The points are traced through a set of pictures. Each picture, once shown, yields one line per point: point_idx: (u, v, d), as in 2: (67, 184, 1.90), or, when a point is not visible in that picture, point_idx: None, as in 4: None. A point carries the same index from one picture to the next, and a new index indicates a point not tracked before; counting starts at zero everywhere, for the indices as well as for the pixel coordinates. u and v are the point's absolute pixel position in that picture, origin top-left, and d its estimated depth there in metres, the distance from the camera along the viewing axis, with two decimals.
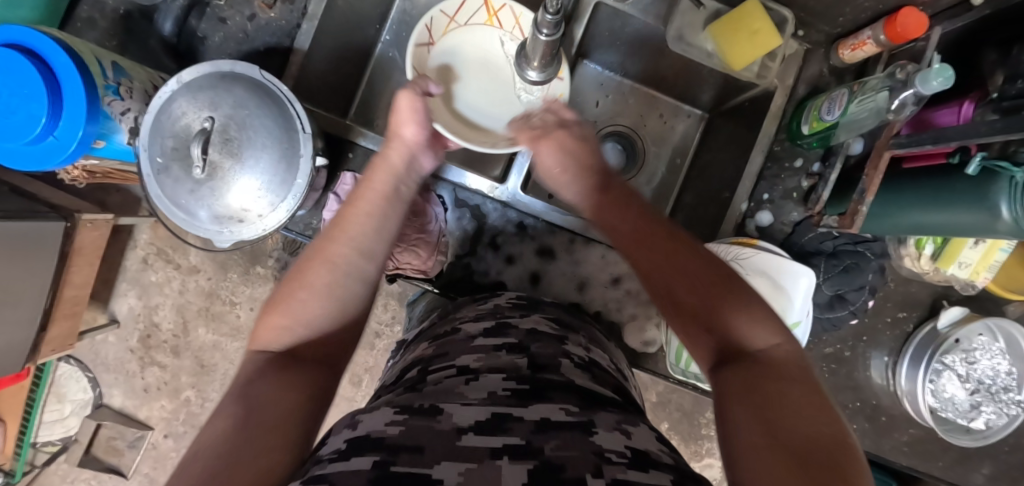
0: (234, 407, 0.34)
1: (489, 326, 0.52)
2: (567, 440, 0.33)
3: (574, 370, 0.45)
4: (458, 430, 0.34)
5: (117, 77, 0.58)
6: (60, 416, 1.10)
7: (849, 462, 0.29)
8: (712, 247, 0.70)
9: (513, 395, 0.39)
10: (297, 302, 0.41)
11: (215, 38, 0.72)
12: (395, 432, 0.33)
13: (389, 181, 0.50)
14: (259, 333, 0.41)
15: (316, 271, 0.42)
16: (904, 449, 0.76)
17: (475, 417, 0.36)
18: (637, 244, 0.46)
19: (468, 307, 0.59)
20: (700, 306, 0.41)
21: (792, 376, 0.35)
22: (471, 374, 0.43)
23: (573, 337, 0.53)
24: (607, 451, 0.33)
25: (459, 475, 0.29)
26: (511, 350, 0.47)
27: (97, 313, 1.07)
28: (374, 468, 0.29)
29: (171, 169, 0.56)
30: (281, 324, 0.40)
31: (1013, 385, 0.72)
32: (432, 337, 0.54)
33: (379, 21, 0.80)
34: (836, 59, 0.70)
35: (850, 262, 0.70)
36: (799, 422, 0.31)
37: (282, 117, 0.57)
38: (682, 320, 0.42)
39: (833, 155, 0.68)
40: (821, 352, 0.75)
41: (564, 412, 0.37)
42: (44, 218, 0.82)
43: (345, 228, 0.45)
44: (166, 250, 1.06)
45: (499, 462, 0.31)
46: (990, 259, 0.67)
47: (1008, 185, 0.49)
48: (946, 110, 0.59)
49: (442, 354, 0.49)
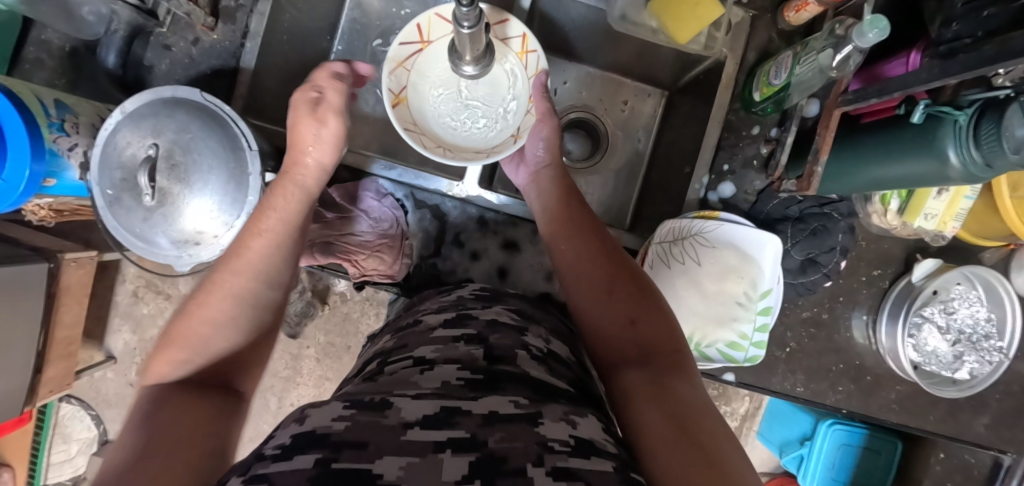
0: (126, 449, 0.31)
1: (449, 317, 0.51)
2: (515, 431, 0.31)
3: (530, 362, 0.42)
4: (405, 424, 0.30)
5: (60, 114, 0.59)
6: (68, 456, 1.11)
7: (723, 445, 0.34)
8: (676, 222, 0.69)
9: (466, 385, 0.37)
10: (204, 334, 0.41)
11: (162, 65, 0.72)
12: (340, 427, 0.30)
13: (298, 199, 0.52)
14: (153, 370, 0.38)
15: (217, 305, 0.42)
16: (893, 407, 0.76)
17: (423, 410, 0.32)
18: (590, 250, 0.53)
19: (432, 299, 0.58)
20: (631, 305, 0.47)
21: (691, 376, 0.41)
22: (427, 365, 0.41)
23: (534, 329, 0.51)
24: (551, 440, 0.31)
25: (399, 469, 0.26)
26: (470, 340, 0.45)
27: (93, 352, 1.08)
28: (316, 466, 0.26)
29: (122, 199, 0.56)
30: (178, 358, 0.39)
31: (993, 332, 0.72)
32: (396, 329, 0.54)
33: (330, 32, 0.80)
34: (783, 23, 0.70)
35: (817, 224, 0.70)
36: (691, 412, 0.36)
37: (226, 138, 0.58)
38: (608, 317, 0.47)
39: (789, 119, 0.67)
40: (799, 318, 0.74)
41: (513, 405, 0.34)
42: (27, 261, 0.82)
43: (241, 254, 0.46)
44: (154, 282, 1.07)
45: (442, 455, 0.28)
46: (955, 208, 0.66)
47: (953, 130, 0.49)
48: (896, 62, 0.58)
49: (401, 346, 0.47)
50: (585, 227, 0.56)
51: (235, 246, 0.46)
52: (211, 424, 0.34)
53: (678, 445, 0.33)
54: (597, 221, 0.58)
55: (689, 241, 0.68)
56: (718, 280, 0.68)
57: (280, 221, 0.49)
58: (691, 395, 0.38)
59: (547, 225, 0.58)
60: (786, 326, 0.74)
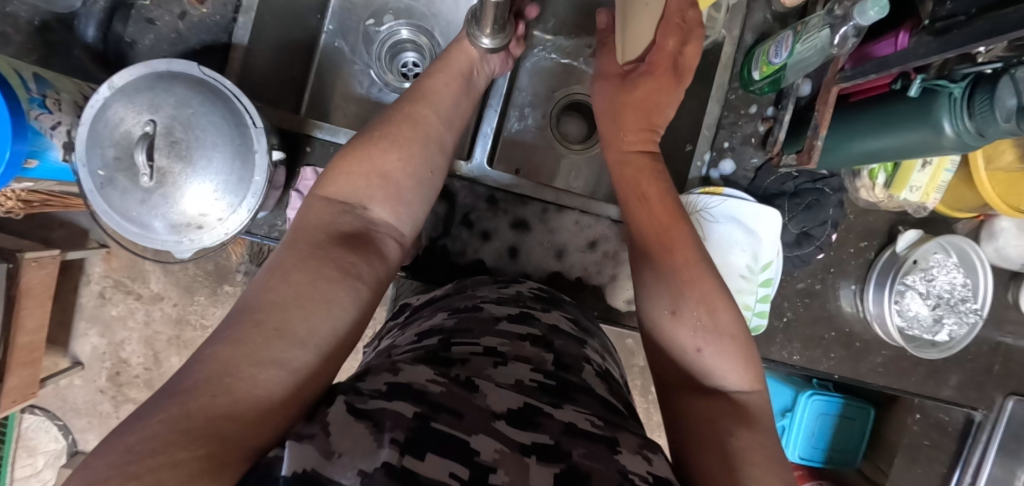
0: (307, 262, 0.37)
1: (513, 311, 0.49)
2: (595, 450, 0.30)
3: (596, 378, 0.42)
4: (491, 413, 0.31)
5: (41, 89, 0.55)
6: (35, 469, 1.05)
7: None
8: (684, 198, 0.71)
9: (540, 389, 0.36)
10: (377, 160, 0.47)
11: (145, 41, 0.68)
12: (437, 389, 0.31)
13: (465, 68, 0.59)
14: (336, 179, 0.45)
15: (404, 130, 0.50)
16: (879, 370, 0.81)
17: (508, 404, 0.33)
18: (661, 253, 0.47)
19: (488, 288, 0.55)
20: (698, 333, 0.42)
21: (755, 422, 0.38)
22: (500, 358, 0.39)
23: (591, 343, 0.50)
24: (631, 472, 0.30)
25: (495, 452, 0.28)
26: (535, 342, 0.43)
27: (58, 358, 1.01)
28: (416, 418, 0.28)
29: (116, 180, 0.53)
30: (357, 170, 0.45)
31: (969, 295, 0.77)
32: (452, 309, 0.50)
33: (320, 11, 0.80)
34: (777, 4, 0.72)
35: (811, 199, 0.73)
36: (749, 465, 0.35)
37: (229, 114, 0.55)
38: (672, 338, 0.44)
39: (785, 98, 0.71)
40: (794, 288, 0.78)
41: (590, 423, 0.33)
42: None
43: (429, 102, 0.54)
44: (124, 281, 1.01)
45: (528, 460, 0.28)
46: (937, 180, 0.71)
47: (948, 102, 0.52)
48: (884, 42, 0.61)
49: (464, 328, 0.44)
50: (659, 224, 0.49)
51: (415, 97, 0.54)
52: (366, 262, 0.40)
53: None
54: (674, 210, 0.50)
55: (694, 217, 0.70)
56: (722, 253, 0.71)
57: (443, 86, 0.57)
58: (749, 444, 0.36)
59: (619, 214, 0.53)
60: (783, 297, 0.78)
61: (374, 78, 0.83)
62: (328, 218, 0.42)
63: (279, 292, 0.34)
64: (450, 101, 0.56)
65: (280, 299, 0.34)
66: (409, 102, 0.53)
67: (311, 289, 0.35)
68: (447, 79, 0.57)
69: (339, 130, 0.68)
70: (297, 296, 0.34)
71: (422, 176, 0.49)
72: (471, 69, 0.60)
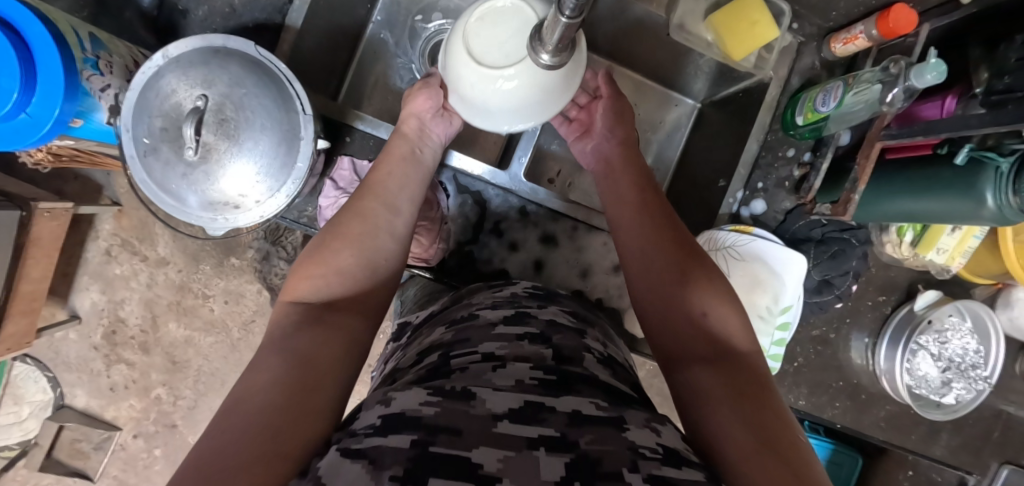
0: (276, 357, 0.34)
1: (508, 313, 0.47)
2: (603, 434, 0.30)
3: (596, 364, 0.42)
4: (494, 415, 0.30)
5: (95, 50, 0.57)
6: (18, 418, 1.04)
7: (803, 456, 0.32)
8: (711, 234, 0.72)
9: (541, 385, 0.35)
10: (331, 251, 0.45)
11: (198, 12, 0.69)
12: (431, 411, 0.30)
13: (406, 147, 0.58)
14: (292, 287, 0.43)
15: (350, 225, 0.48)
16: (881, 424, 0.81)
17: (509, 404, 0.32)
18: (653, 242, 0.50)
19: (483, 294, 0.54)
20: (694, 302, 0.44)
21: (765, 377, 0.39)
22: (498, 361, 0.38)
23: (591, 331, 0.49)
24: (641, 446, 0.29)
25: (498, 462, 0.26)
26: (533, 340, 0.42)
27: (56, 309, 1.00)
28: (413, 448, 0.26)
29: (160, 150, 0.53)
30: (314, 274, 0.44)
31: (980, 362, 0.78)
32: (450, 322, 0.49)
33: (370, 1, 0.80)
34: (828, 53, 0.73)
35: (837, 248, 0.74)
36: (772, 422, 0.34)
37: (281, 98, 0.55)
38: (678, 310, 0.45)
39: (824, 146, 0.71)
40: (809, 335, 0.79)
41: (595, 406, 0.33)
42: None
43: (375, 194, 0.52)
44: (132, 241, 1.00)
45: (537, 453, 0.28)
46: (964, 246, 0.72)
47: (995, 175, 0.52)
48: (930, 104, 0.61)
49: (462, 339, 0.43)
50: (654, 210, 0.53)
51: (375, 183, 0.54)
52: (344, 349, 0.38)
53: (761, 460, 0.31)
54: (666, 207, 0.54)
55: (722, 253, 0.71)
56: (746, 291, 0.71)
57: (400, 164, 0.56)
58: (770, 399, 0.36)
59: (616, 208, 0.55)
60: (796, 342, 0.79)
61: (414, 73, 0.83)
62: (295, 317, 0.39)
63: (252, 385, 0.32)
64: (396, 191, 0.54)
65: (250, 387, 0.32)
66: (365, 194, 0.52)
67: (285, 370, 0.33)
68: (390, 167, 0.55)
69: (380, 123, 0.66)
70: (275, 384, 0.32)
71: (379, 268, 0.47)
72: (414, 151, 0.58)
